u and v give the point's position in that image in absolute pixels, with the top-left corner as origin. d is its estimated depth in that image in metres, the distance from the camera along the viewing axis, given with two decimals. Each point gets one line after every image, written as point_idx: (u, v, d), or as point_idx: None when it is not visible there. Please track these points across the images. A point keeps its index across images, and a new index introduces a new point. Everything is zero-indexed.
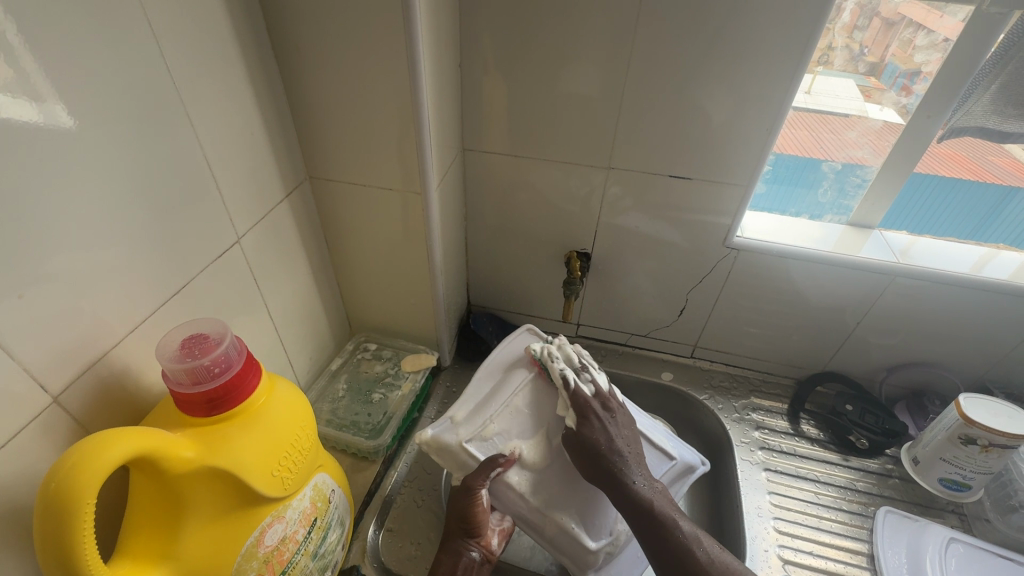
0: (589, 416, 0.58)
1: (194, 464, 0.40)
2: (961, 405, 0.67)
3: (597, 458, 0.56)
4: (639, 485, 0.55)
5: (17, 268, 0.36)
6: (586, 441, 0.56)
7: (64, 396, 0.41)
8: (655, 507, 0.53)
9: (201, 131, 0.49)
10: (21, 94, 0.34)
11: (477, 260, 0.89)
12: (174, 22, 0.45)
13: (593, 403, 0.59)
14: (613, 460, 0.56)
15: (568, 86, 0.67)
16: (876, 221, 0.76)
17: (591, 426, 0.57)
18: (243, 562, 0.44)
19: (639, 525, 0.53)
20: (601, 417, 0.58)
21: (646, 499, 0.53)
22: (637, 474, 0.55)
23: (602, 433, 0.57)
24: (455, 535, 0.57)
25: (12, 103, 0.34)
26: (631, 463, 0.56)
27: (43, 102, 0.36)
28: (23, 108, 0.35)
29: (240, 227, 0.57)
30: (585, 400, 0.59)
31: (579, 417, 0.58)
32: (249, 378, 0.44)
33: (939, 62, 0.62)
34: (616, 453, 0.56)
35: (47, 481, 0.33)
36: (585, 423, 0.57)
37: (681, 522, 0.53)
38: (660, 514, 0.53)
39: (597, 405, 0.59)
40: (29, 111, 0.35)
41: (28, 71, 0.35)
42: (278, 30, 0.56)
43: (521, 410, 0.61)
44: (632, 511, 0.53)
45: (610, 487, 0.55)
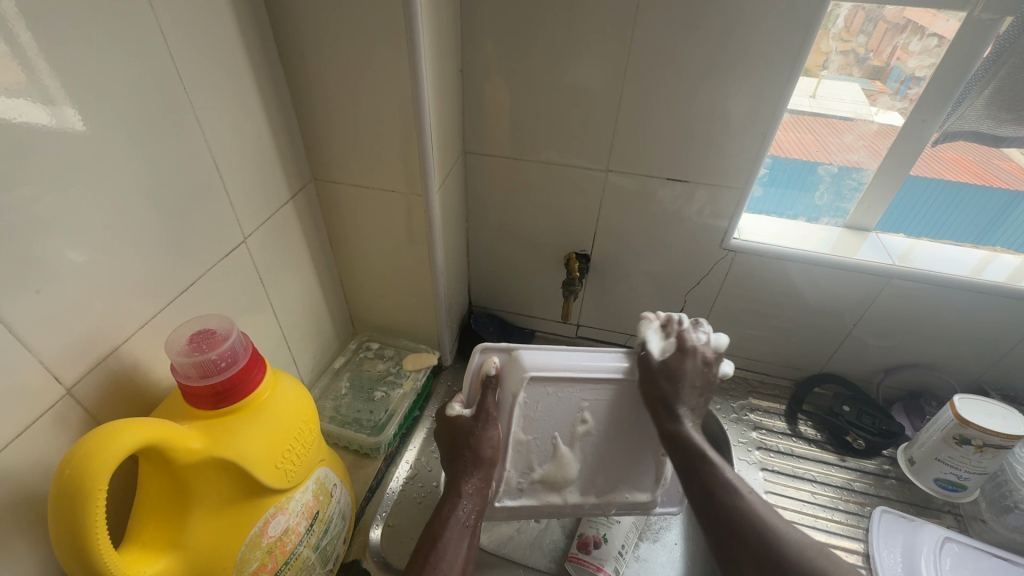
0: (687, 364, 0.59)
1: (201, 454, 0.41)
2: (955, 405, 0.67)
3: (654, 386, 0.59)
4: (687, 420, 0.58)
5: (33, 264, 0.38)
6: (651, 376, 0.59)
7: (77, 388, 0.42)
8: (693, 446, 0.56)
9: (209, 133, 0.51)
10: (34, 97, 0.36)
11: (478, 260, 0.90)
12: (185, 28, 0.46)
13: (673, 354, 0.60)
14: (665, 398, 0.58)
15: (568, 89, 0.68)
16: (872, 224, 0.77)
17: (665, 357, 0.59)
18: (247, 551, 0.46)
19: (680, 458, 0.57)
20: (671, 373, 0.59)
21: (689, 438, 0.57)
22: (689, 413, 0.58)
23: (663, 376, 0.59)
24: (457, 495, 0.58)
25: (24, 108, 0.35)
26: (689, 403, 0.59)
27: (56, 105, 0.37)
28: (35, 113, 0.36)
29: (246, 227, 0.58)
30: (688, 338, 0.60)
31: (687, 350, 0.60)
32: (254, 372, 0.45)
33: (930, 68, 0.63)
34: (675, 389, 0.58)
35: (61, 468, 0.34)
36: (671, 356, 0.59)
37: (725, 471, 0.55)
38: (705, 454, 0.56)
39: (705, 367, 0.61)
40: (41, 116, 0.37)
41: (41, 75, 0.36)
42: (284, 35, 0.57)
43: (527, 440, 0.62)
44: (677, 443, 0.57)
45: (661, 416, 0.58)
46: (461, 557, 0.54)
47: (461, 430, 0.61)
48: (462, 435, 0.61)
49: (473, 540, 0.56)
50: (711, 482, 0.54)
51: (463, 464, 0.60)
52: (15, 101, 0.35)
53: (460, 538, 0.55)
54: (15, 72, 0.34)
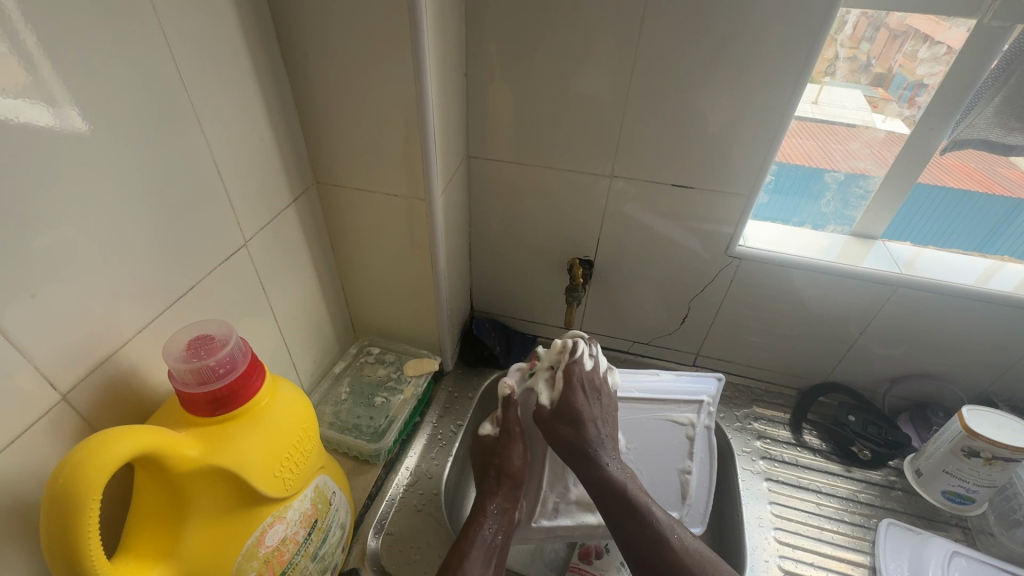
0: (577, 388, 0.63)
1: (197, 463, 0.40)
2: (963, 417, 0.66)
3: (573, 432, 0.62)
4: (612, 467, 0.61)
5: (29, 267, 0.37)
6: (564, 410, 0.62)
7: (73, 393, 0.41)
8: (624, 490, 0.59)
9: (211, 135, 0.50)
10: (34, 97, 0.35)
11: (481, 265, 0.89)
12: (187, 29, 0.46)
13: (583, 383, 0.64)
14: (591, 438, 0.61)
15: (573, 94, 0.68)
16: (879, 232, 0.76)
17: (572, 399, 0.63)
18: (243, 561, 0.45)
19: (609, 506, 0.59)
20: (587, 396, 0.64)
21: (618, 481, 0.59)
22: (613, 459, 0.61)
23: (584, 406, 0.63)
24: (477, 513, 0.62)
25: (25, 107, 0.35)
26: (608, 449, 0.62)
27: (58, 105, 0.37)
28: (38, 113, 0.36)
29: (247, 231, 0.58)
30: (573, 371, 0.64)
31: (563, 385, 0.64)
32: (253, 379, 0.44)
33: (942, 74, 0.62)
34: (593, 432, 0.62)
35: (54, 477, 0.33)
36: (562, 397, 0.63)
37: (652, 509, 0.58)
38: (634, 499, 0.58)
39: (586, 382, 0.64)
40: (44, 116, 0.36)
41: (43, 74, 0.36)
42: (288, 37, 0.57)
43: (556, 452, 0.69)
44: (602, 486, 0.59)
45: (580, 460, 0.61)
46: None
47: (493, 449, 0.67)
48: (492, 453, 0.66)
49: (499, 562, 0.59)
50: (641, 526, 0.57)
51: (490, 484, 0.64)
52: (15, 102, 0.34)
53: (486, 559, 0.58)
54: (15, 71, 0.34)
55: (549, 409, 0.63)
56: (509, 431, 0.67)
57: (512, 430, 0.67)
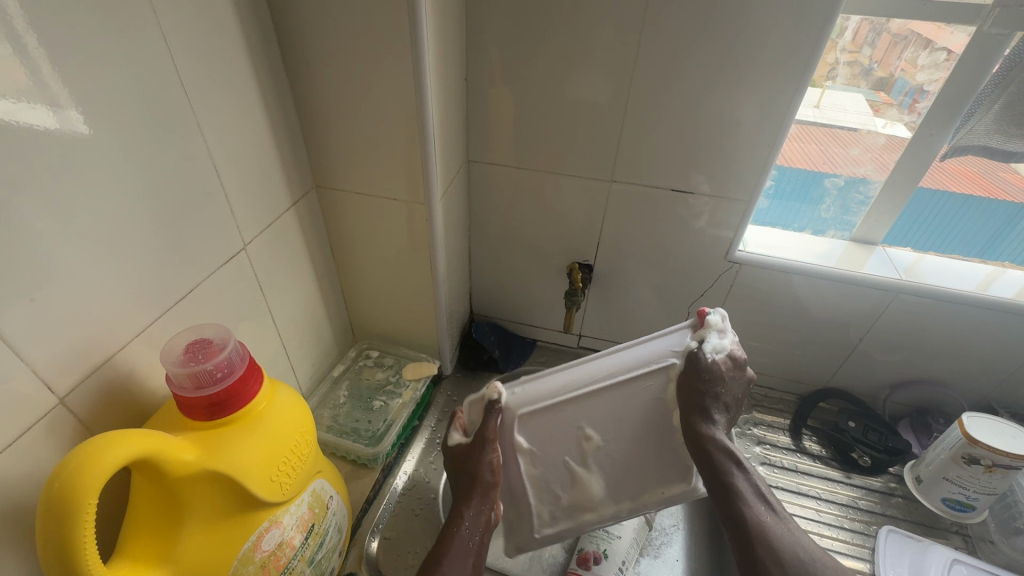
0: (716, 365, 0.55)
1: (194, 467, 0.40)
2: (964, 424, 0.66)
3: (696, 394, 0.54)
4: (718, 433, 0.54)
5: (28, 271, 0.37)
6: (698, 374, 0.54)
7: (70, 397, 0.41)
8: (728, 457, 0.53)
9: (211, 139, 0.51)
10: (38, 100, 0.36)
11: (480, 269, 0.89)
12: (187, 34, 0.46)
13: (723, 360, 0.55)
14: (710, 399, 0.54)
15: (573, 99, 0.68)
16: (880, 237, 0.76)
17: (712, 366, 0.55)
18: (239, 566, 0.45)
19: (710, 478, 0.54)
20: (726, 373, 0.56)
21: (722, 448, 0.53)
22: (721, 425, 0.55)
23: (719, 371, 0.55)
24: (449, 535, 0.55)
25: (30, 109, 0.35)
26: (721, 416, 0.55)
27: (60, 107, 0.37)
28: (42, 115, 0.36)
29: (247, 234, 0.58)
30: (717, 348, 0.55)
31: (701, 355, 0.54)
32: (250, 383, 0.44)
33: (942, 81, 0.62)
34: (719, 398, 0.55)
35: (50, 482, 0.33)
36: (715, 359, 0.55)
37: (743, 479, 0.53)
38: (727, 465, 0.53)
39: (728, 362, 0.56)
40: (49, 118, 0.37)
41: (46, 77, 0.36)
42: (289, 42, 0.57)
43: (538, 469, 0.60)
44: (702, 448, 0.54)
45: (692, 426, 0.54)
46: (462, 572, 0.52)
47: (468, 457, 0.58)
48: (466, 460, 0.58)
49: (474, 560, 0.54)
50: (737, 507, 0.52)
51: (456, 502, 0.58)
52: (19, 104, 0.35)
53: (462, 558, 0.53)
54: (19, 74, 0.34)
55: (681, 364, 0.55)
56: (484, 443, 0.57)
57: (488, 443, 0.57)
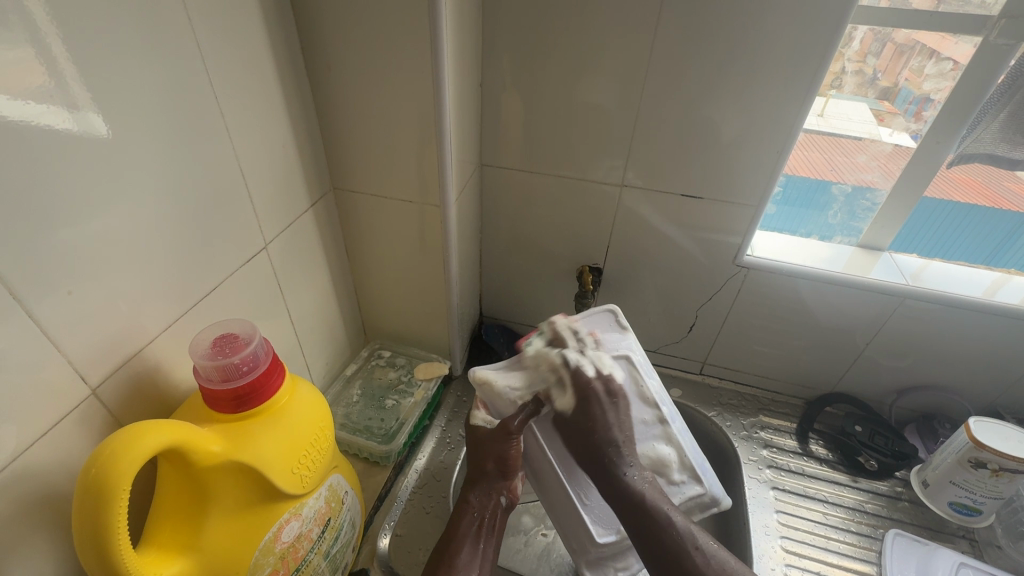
0: (591, 398, 0.56)
1: (220, 458, 0.41)
2: (970, 428, 0.67)
3: (589, 441, 0.56)
4: (631, 476, 0.55)
5: (66, 265, 0.39)
6: (581, 425, 0.56)
7: (102, 388, 0.43)
8: (645, 500, 0.53)
9: (236, 140, 0.52)
10: (57, 103, 0.36)
11: (490, 271, 0.91)
12: (216, 39, 0.48)
13: (596, 386, 0.57)
14: (611, 441, 0.56)
15: (585, 104, 0.69)
16: (886, 243, 0.77)
17: (579, 412, 0.56)
18: (260, 557, 0.46)
19: (628, 517, 0.53)
20: (604, 402, 0.57)
21: (639, 492, 0.53)
22: (630, 464, 0.55)
23: (594, 413, 0.56)
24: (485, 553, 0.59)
25: (51, 110, 0.36)
26: (628, 458, 0.56)
27: (81, 111, 0.38)
28: (62, 118, 0.37)
29: (268, 234, 0.59)
30: (587, 383, 0.57)
31: (579, 397, 0.56)
32: (274, 377, 0.46)
33: (949, 90, 0.63)
34: (612, 439, 0.56)
35: (86, 468, 0.35)
36: (577, 407, 0.56)
37: (672, 515, 0.52)
38: (653, 510, 0.52)
39: (602, 388, 0.57)
40: (69, 120, 0.37)
41: (68, 80, 0.37)
42: (311, 47, 0.59)
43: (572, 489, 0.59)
44: (621, 497, 0.54)
45: (593, 472, 0.55)
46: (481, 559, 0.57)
47: (481, 443, 0.60)
48: (483, 447, 0.60)
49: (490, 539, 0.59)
50: (667, 540, 0.51)
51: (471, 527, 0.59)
52: (36, 106, 0.35)
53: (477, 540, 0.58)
54: (41, 77, 0.35)
55: (569, 415, 0.56)
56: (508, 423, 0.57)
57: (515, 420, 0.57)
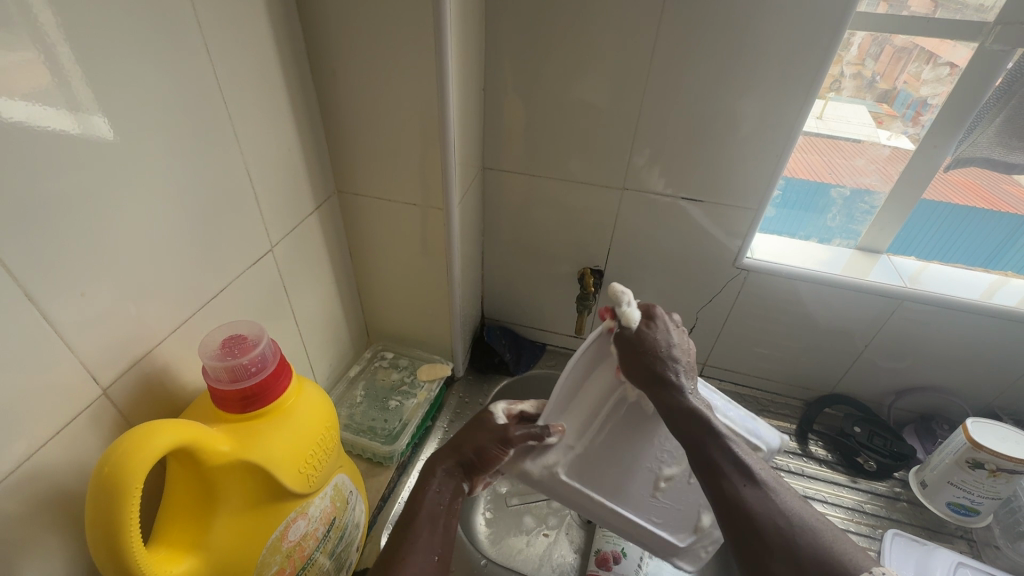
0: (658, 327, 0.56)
1: (229, 457, 0.42)
2: (968, 429, 0.67)
3: (650, 361, 0.55)
4: (690, 400, 0.54)
5: (78, 266, 0.39)
6: (645, 342, 0.55)
7: (112, 389, 0.43)
8: (704, 421, 0.52)
9: (244, 144, 0.53)
10: (61, 106, 0.36)
11: (493, 273, 0.91)
12: (226, 45, 0.48)
13: (664, 319, 0.56)
14: (672, 363, 0.55)
15: (586, 108, 0.70)
16: (884, 247, 0.78)
17: (647, 330, 0.55)
18: (267, 555, 0.46)
19: (687, 434, 0.53)
20: (670, 329, 0.56)
21: (699, 413, 0.53)
22: (691, 391, 0.55)
23: (659, 334, 0.55)
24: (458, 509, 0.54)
25: (62, 115, 0.37)
26: (688, 387, 0.55)
27: (84, 113, 0.38)
28: (74, 122, 0.37)
29: (274, 236, 0.60)
30: (654, 309, 0.57)
31: (646, 318, 0.56)
32: (281, 378, 0.46)
33: (944, 95, 0.65)
34: (675, 361, 0.55)
35: (99, 467, 0.35)
36: (644, 325, 0.55)
37: (732, 440, 0.51)
38: (713, 431, 0.51)
39: (668, 318, 0.57)
40: (79, 124, 0.38)
41: (81, 85, 0.37)
42: (318, 53, 0.60)
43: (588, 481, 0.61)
44: (679, 419, 0.53)
45: (654, 390, 0.56)
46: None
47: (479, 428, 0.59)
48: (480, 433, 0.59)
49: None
50: (723, 460, 0.49)
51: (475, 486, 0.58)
52: (48, 111, 0.36)
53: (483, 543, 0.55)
54: (50, 82, 0.35)
55: (632, 331, 0.55)
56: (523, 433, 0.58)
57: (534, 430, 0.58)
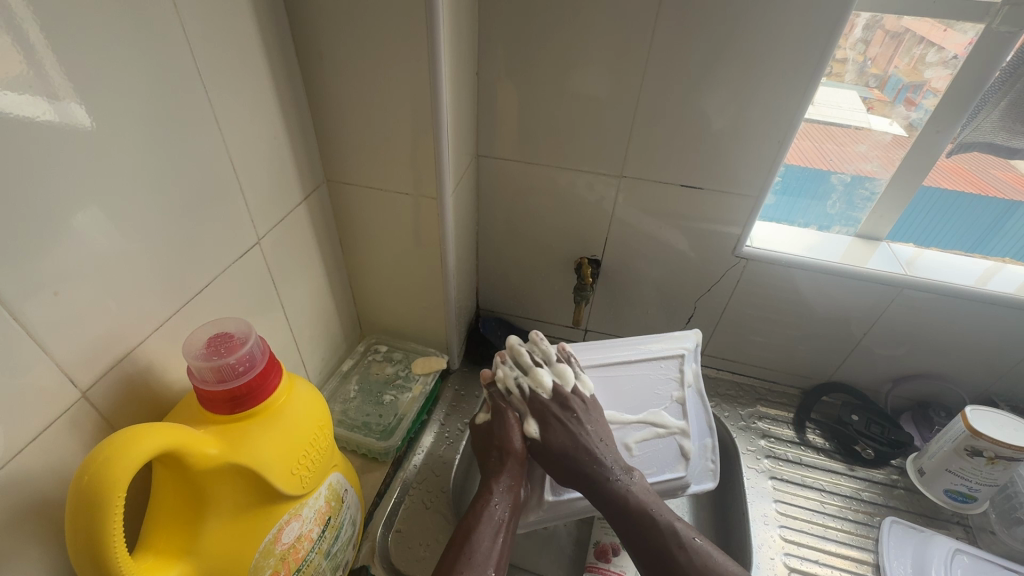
0: (549, 418, 0.62)
1: (218, 460, 0.40)
2: (967, 417, 0.67)
3: (568, 466, 0.60)
4: (620, 484, 0.59)
5: (49, 264, 0.37)
6: (548, 449, 0.61)
7: (92, 391, 0.41)
8: (632, 502, 0.58)
9: (226, 131, 0.50)
10: (29, 94, 0.34)
11: (487, 263, 0.90)
12: (203, 27, 0.45)
13: (551, 407, 0.63)
14: (588, 453, 0.60)
15: (585, 94, 0.68)
16: (884, 233, 0.77)
17: (552, 435, 0.61)
18: (260, 560, 0.45)
19: (623, 521, 0.58)
20: (563, 420, 0.62)
21: (622, 496, 0.58)
22: (620, 473, 0.60)
23: (565, 436, 0.61)
24: (506, 524, 0.58)
25: (28, 101, 0.34)
26: (615, 465, 0.60)
27: (62, 103, 0.36)
28: (39, 108, 0.34)
29: (260, 228, 0.58)
30: (542, 405, 0.63)
31: (539, 425, 0.62)
32: (271, 377, 0.44)
33: (948, 78, 0.63)
34: (590, 453, 0.60)
35: (79, 475, 0.33)
36: (548, 435, 0.62)
37: (659, 516, 0.57)
38: (642, 516, 0.57)
39: (557, 410, 0.63)
40: (47, 111, 0.35)
41: (43, 70, 0.34)
42: (303, 35, 0.56)
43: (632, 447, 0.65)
44: (612, 505, 0.58)
45: (586, 492, 0.60)
46: (495, 556, 0.55)
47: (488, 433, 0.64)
48: (489, 435, 0.64)
49: (509, 538, 0.57)
50: (655, 543, 0.56)
51: (493, 463, 0.61)
52: (12, 97, 0.33)
53: (494, 533, 0.56)
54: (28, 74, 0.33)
55: (538, 440, 0.62)
56: (501, 411, 0.64)
57: (505, 410, 0.63)
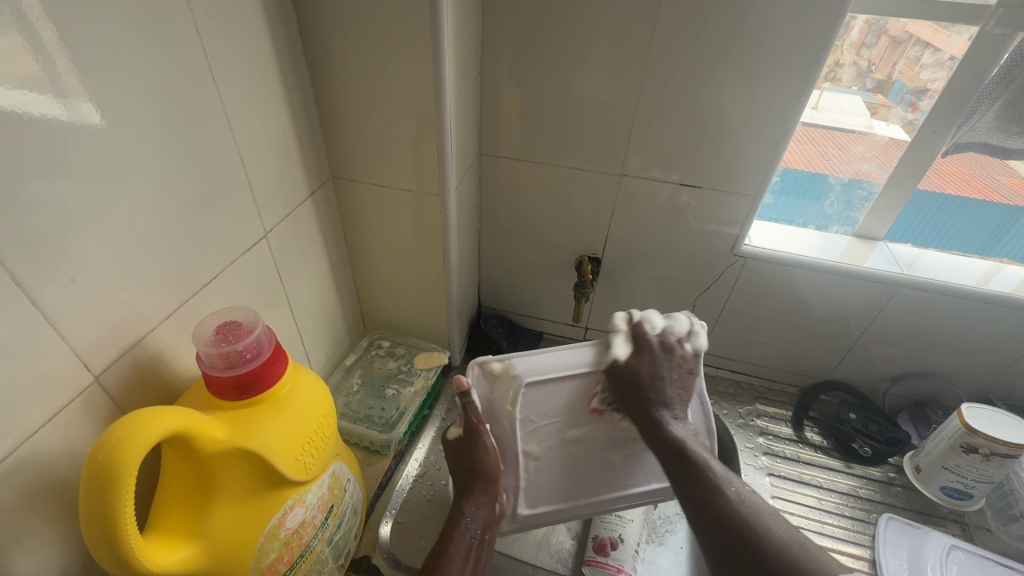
0: (647, 347, 0.65)
1: (225, 444, 0.42)
2: (962, 414, 0.68)
3: (646, 397, 0.62)
4: (676, 427, 0.61)
5: (65, 252, 0.38)
6: (636, 378, 0.63)
7: (105, 376, 0.43)
8: (686, 446, 0.59)
9: (236, 127, 0.52)
10: (48, 89, 0.35)
11: (489, 261, 0.91)
12: (215, 26, 0.47)
13: (650, 339, 0.65)
14: (660, 392, 0.63)
15: (585, 94, 0.69)
16: (882, 233, 0.78)
17: (635, 360, 0.64)
18: (264, 544, 0.46)
19: (673, 460, 0.59)
20: (660, 353, 0.65)
21: (679, 438, 0.60)
22: (674, 418, 0.62)
23: (648, 364, 0.64)
24: (477, 546, 0.58)
25: (42, 101, 0.35)
26: (675, 411, 0.63)
27: (70, 102, 0.37)
28: (50, 106, 0.35)
29: (267, 222, 0.59)
30: (642, 335, 0.65)
31: (633, 349, 0.65)
32: (277, 365, 0.46)
33: (945, 80, 0.64)
34: (664, 387, 0.63)
35: (93, 454, 0.35)
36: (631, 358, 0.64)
37: (710, 462, 0.57)
38: (694, 456, 0.58)
39: (657, 344, 0.65)
40: (57, 109, 0.36)
41: (61, 67, 0.36)
42: (311, 34, 0.58)
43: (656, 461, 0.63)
44: (667, 445, 0.60)
45: (649, 432, 0.62)
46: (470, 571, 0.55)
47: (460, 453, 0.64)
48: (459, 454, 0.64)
49: (482, 556, 0.57)
50: (704, 484, 0.55)
51: (461, 484, 0.62)
52: (30, 95, 0.34)
53: (467, 554, 0.56)
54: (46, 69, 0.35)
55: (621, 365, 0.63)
56: (475, 431, 0.63)
57: (477, 430, 0.63)
